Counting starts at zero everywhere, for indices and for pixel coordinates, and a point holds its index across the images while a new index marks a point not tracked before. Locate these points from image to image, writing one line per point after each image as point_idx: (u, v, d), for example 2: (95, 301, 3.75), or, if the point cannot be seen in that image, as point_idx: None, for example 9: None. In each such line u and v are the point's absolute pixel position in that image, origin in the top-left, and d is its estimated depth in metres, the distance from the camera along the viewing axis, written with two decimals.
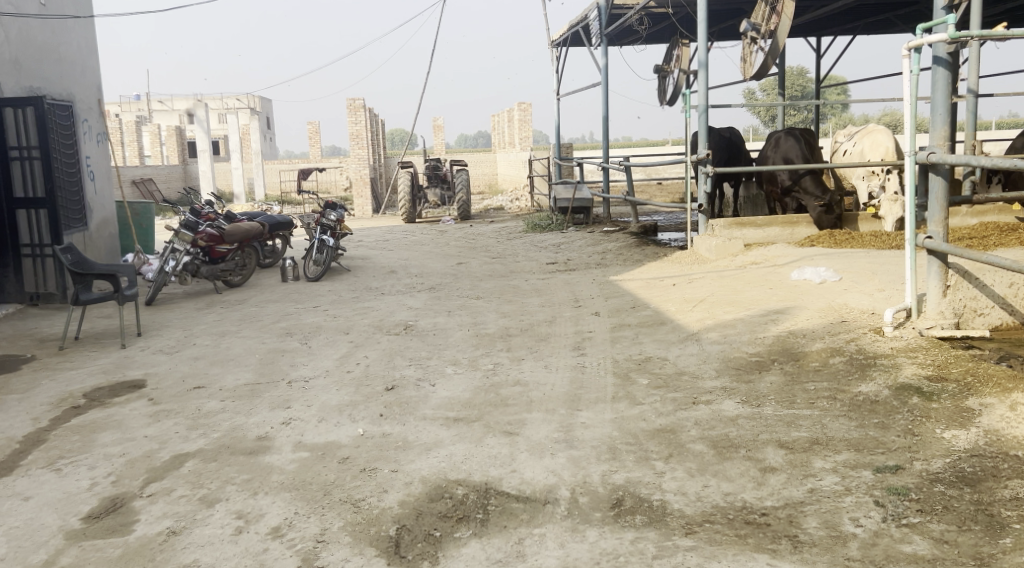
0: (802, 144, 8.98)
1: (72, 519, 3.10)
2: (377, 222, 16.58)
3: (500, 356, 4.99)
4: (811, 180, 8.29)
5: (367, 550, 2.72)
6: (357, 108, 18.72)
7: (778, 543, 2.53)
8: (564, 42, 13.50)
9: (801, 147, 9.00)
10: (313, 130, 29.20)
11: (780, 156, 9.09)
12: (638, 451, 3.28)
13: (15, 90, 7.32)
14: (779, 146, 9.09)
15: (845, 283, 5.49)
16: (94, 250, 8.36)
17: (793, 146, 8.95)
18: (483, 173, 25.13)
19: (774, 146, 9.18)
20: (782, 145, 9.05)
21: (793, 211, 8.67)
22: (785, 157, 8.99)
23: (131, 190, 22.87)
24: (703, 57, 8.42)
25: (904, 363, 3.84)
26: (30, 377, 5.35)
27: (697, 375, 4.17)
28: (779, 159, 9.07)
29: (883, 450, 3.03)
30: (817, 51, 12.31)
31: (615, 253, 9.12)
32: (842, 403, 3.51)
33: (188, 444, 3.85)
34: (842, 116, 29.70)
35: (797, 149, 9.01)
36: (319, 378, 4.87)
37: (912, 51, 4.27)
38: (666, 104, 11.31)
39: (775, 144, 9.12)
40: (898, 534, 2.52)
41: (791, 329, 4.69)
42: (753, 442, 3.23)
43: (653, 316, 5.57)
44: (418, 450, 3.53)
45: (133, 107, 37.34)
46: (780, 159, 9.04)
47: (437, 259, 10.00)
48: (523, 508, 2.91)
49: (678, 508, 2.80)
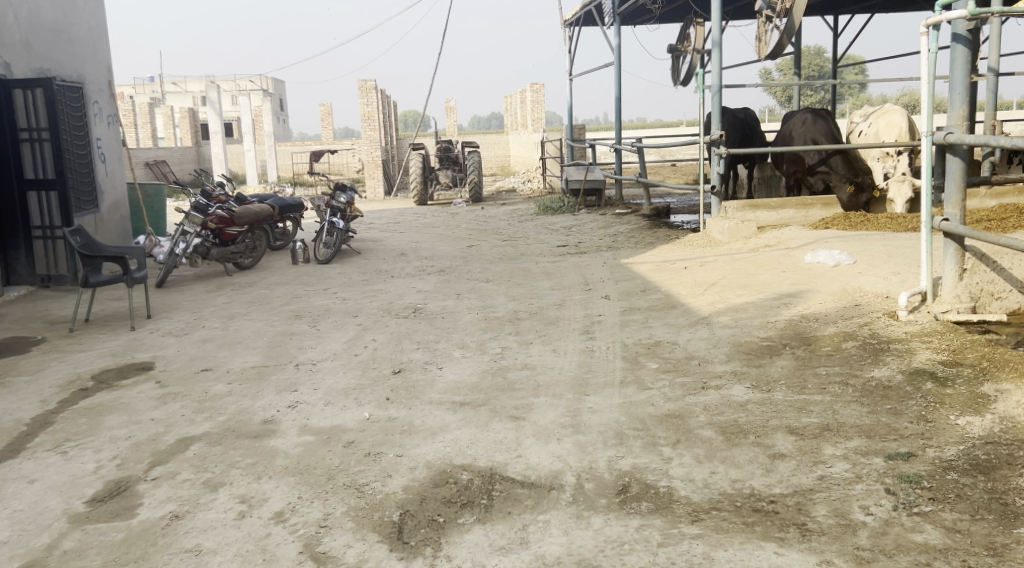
0: (830, 123, 8.95)
1: (76, 503, 3.09)
2: (390, 204, 16.56)
3: (509, 340, 4.95)
4: (842, 160, 8.26)
5: (369, 536, 2.69)
6: (369, 89, 18.72)
7: (786, 531, 2.49)
8: (577, 21, 13.36)
9: (832, 127, 8.98)
10: (326, 111, 29.18)
11: (809, 136, 8.96)
12: (646, 436, 3.24)
13: (25, 71, 7.30)
14: (809, 125, 8.97)
15: (860, 266, 5.41)
16: (105, 232, 8.36)
17: (821, 127, 8.92)
18: (496, 155, 24.93)
19: (802, 126, 9.04)
20: (813, 125, 8.93)
21: (820, 191, 8.59)
22: (814, 137, 8.86)
23: (144, 172, 22.92)
24: (718, 36, 8.30)
25: (919, 348, 3.77)
26: (40, 358, 5.36)
27: (706, 359, 4.11)
28: (807, 139, 8.92)
29: (895, 436, 2.98)
30: (834, 30, 12.13)
31: (626, 235, 9.06)
32: (854, 388, 3.45)
33: (194, 427, 3.83)
34: (858, 97, 29.38)
35: (828, 129, 8.98)
36: (327, 361, 4.84)
37: (930, 28, 4.17)
38: (679, 85, 11.19)
39: (804, 124, 8.99)
40: (909, 523, 2.47)
41: (804, 312, 4.64)
42: (762, 429, 3.18)
43: (663, 299, 5.51)
44: (423, 434, 3.50)
45: (147, 89, 37.46)
46: (809, 138, 8.90)
47: (448, 241, 9.96)
48: (528, 494, 2.88)
49: (685, 495, 2.75)
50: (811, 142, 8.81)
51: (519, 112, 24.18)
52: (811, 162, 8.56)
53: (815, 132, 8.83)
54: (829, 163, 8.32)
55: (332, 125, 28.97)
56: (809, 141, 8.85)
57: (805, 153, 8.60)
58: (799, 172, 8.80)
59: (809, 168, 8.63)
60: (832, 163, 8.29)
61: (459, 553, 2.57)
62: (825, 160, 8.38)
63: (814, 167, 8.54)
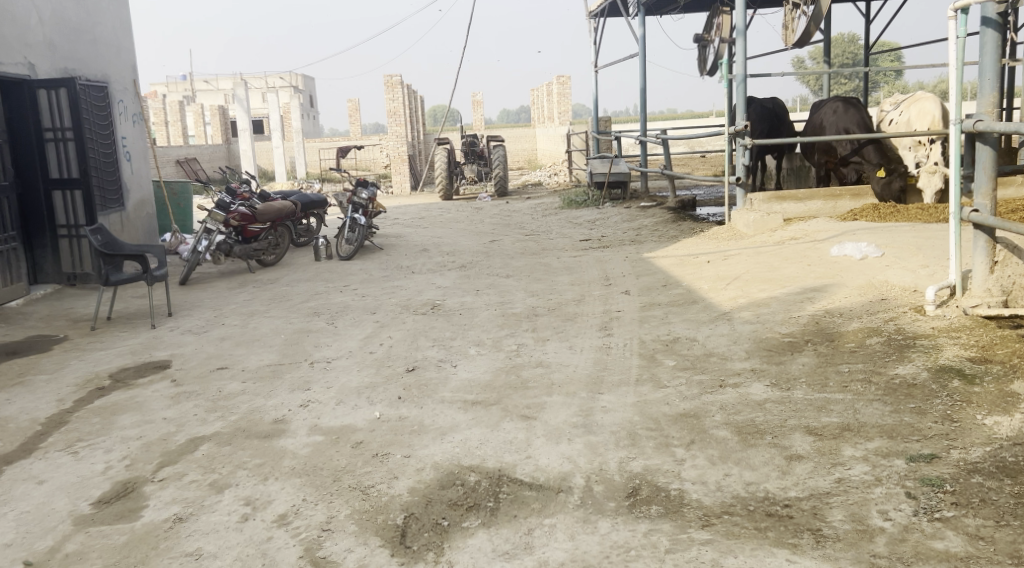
0: (863, 111, 8.75)
1: (82, 504, 3.07)
2: (416, 200, 16.55)
3: (525, 337, 4.87)
4: (875, 149, 8.04)
5: (371, 540, 2.63)
6: (394, 85, 18.72)
7: (799, 537, 2.39)
8: (602, 12, 13.21)
9: (865, 115, 8.79)
10: (354, 107, 29.28)
11: (841, 125, 8.76)
12: (659, 436, 3.14)
13: (50, 72, 7.33)
14: (841, 114, 8.78)
15: (887, 259, 5.25)
16: (131, 230, 8.40)
17: (854, 115, 8.72)
18: (523, 148, 24.78)
19: (834, 114, 8.84)
20: (846, 114, 8.73)
21: (854, 181, 8.44)
22: (847, 126, 8.67)
23: (174, 169, 23.15)
24: (744, 24, 8.13)
25: (946, 344, 3.63)
26: (60, 357, 5.38)
27: (726, 356, 4.00)
28: (839, 128, 8.75)
29: (918, 437, 2.85)
30: (866, 17, 11.85)
31: (650, 229, 8.93)
32: (877, 386, 3.33)
33: (205, 427, 3.80)
34: (894, 84, 28.83)
35: (861, 117, 8.78)
36: (342, 359, 4.80)
37: (959, 11, 4.01)
38: (705, 75, 11.03)
39: (836, 113, 8.79)
40: (929, 529, 2.35)
41: (828, 308, 4.50)
42: (780, 429, 3.06)
43: (685, 295, 5.39)
44: (433, 435, 3.44)
45: (179, 88, 37.99)
46: (843, 127, 8.72)
47: (471, 237, 9.90)
48: (536, 497, 2.80)
49: (696, 498, 2.66)
50: (843, 131, 8.63)
51: (547, 105, 24.07)
52: (843, 152, 8.41)
53: (848, 121, 8.64)
54: (862, 153, 8.11)
55: (360, 121, 29.04)
56: (841, 131, 8.66)
57: (837, 143, 8.45)
58: (832, 163, 8.65)
59: (842, 158, 8.49)
60: (865, 153, 8.08)
61: (461, 558, 2.50)
62: (858, 149, 8.20)
63: (847, 157, 8.40)
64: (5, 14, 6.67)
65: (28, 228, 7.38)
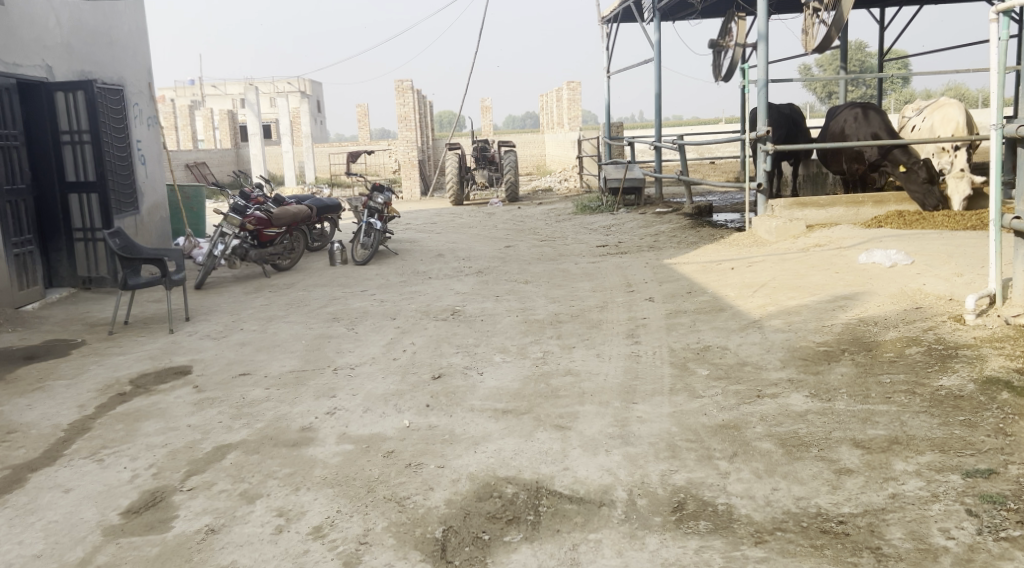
0: (884, 116, 8.68)
1: (111, 514, 3.00)
2: (427, 205, 16.49)
3: (550, 344, 4.80)
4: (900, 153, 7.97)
5: (411, 554, 2.57)
6: (405, 90, 18.73)
7: (859, 556, 2.32)
8: (616, 18, 13.17)
9: (886, 120, 8.72)
10: (362, 112, 29.29)
11: (865, 132, 8.66)
12: (700, 449, 3.07)
13: (67, 74, 7.30)
14: (862, 121, 8.69)
15: (918, 266, 5.17)
16: (145, 233, 8.34)
17: (876, 120, 8.64)
18: (532, 154, 24.66)
19: (855, 122, 8.75)
20: (867, 120, 8.65)
21: (883, 187, 8.37)
22: (872, 132, 8.56)
23: (184, 173, 23.16)
24: (764, 28, 8.07)
25: (990, 355, 3.56)
26: (79, 361, 5.32)
27: (760, 366, 3.93)
28: (864, 135, 8.64)
29: (972, 452, 2.78)
30: (881, 24, 11.80)
31: (667, 235, 8.86)
32: (921, 398, 3.25)
33: (232, 435, 3.74)
34: (904, 92, 28.74)
35: (882, 123, 8.71)
36: (366, 365, 4.74)
37: (1001, 14, 3.93)
38: (721, 81, 10.96)
39: (857, 120, 8.69)
40: (997, 550, 2.28)
41: (862, 316, 4.44)
42: (826, 442, 2.99)
43: (711, 302, 5.32)
44: (465, 444, 3.37)
45: (188, 92, 38.06)
46: (868, 134, 8.62)
47: (486, 242, 9.84)
48: (577, 511, 2.73)
49: (745, 514, 2.59)
50: (867, 137, 8.55)
51: (558, 110, 24.02)
52: (872, 157, 8.29)
53: (872, 127, 8.55)
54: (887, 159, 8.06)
55: (368, 126, 29.03)
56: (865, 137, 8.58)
57: (864, 150, 8.33)
58: (859, 170, 8.54)
59: (871, 164, 8.35)
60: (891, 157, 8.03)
61: None
62: (884, 155, 8.14)
63: (876, 162, 8.27)
64: (23, 16, 6.65)
65: (44, 231, 7.34)
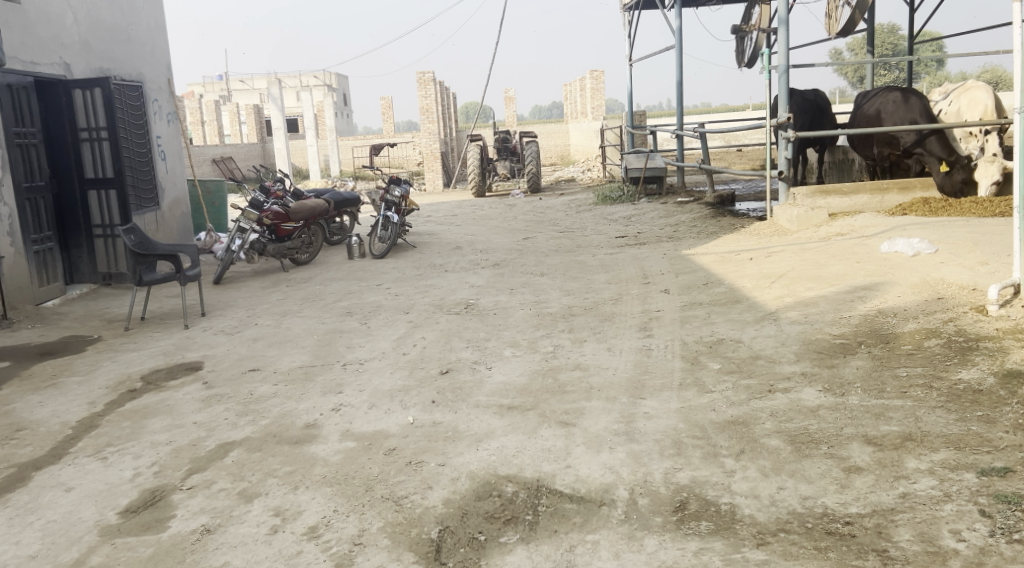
0: (925, 101, 8.46)
1: (109, 513, 2.98)
2: (449, 197, 16.41)
3: (561, 338, 4.72)
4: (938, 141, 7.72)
5: (405, 556, 2.52)
6: (427, 82, 18.61)
7: (864, 559, 2.23)
8: (637, 5, 12.98)
9: (926, 106, 8.50)
10: (386, 105, 29.30)
11: (903, 117, 8.46)
12: (706, 446, 2.98)
13: (85, 71, 7.32)
14: (902, 106, 8.48)
15: (942, 255, 5.02)
16: (166, 229, 8.37)
17: (917, 105, 8.41)
18: (556, 144, 24.45)
19: (894, 106, 8.55)
20: (906, 105, 8.46)
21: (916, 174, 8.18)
22: (910, 116, 8.35)
23: (209, 168, 23.31)
24: (785, 14, 7.90)
25: (1012, 347, 3.43)
26: (93, 358, 5.33)
27: (774, 359, 3.82)
28: (902, 120, 8.44)
29: (988, 449, 2.67)
30: (911, 5, 11.52)
31: (688, 225, 8.73)
32: (938, 392, 3.14)
33: (235, 432, 3.71)
34: (937, 75, 28.06)
35: (922, 108, 8.50)
36: (375, 360, 4.69)
37: None
38: (744, 67, 10.76)
39: (896, 104, 8.50)
40: (1009, 552, 2.18)
41: (881, 307, 4.30)
42: (836, 438, 2.89)
43: (728, 293, 5.20)
44: (468, 442, 3.30)
45: (216, 87, 38.38)
46: (907, 119, 8.42)
47: (505, 234, 9.75)
48: (576, 510, 2.66)
49: (749, 514, 2.50)
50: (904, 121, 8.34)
51: (583, 99, 23.79)
52: (907, 143, 8.08)
53: (911, 112, 8.34)
54: (925, 145, 7.84)
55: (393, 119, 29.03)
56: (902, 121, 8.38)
57: (900, 134, 8.12)
58: (893, 155, 8.35)
59: (906, 150, 8.15)
60: (929, 144, 7.80)
61: None
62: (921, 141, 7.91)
63: (911, 149, 8.06)
64: (39, 14, 6.66)
65: (64, 229, 7.38)
